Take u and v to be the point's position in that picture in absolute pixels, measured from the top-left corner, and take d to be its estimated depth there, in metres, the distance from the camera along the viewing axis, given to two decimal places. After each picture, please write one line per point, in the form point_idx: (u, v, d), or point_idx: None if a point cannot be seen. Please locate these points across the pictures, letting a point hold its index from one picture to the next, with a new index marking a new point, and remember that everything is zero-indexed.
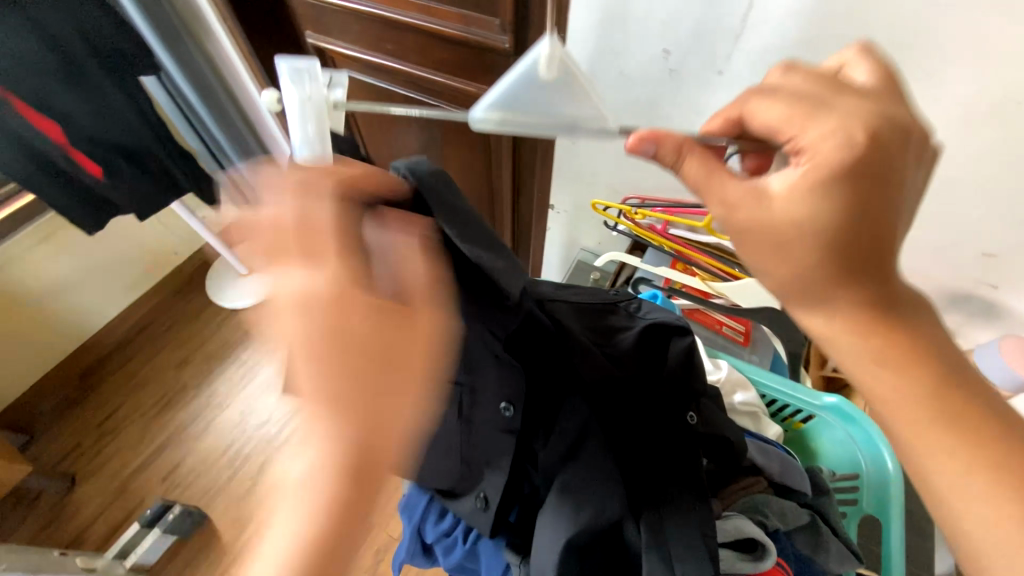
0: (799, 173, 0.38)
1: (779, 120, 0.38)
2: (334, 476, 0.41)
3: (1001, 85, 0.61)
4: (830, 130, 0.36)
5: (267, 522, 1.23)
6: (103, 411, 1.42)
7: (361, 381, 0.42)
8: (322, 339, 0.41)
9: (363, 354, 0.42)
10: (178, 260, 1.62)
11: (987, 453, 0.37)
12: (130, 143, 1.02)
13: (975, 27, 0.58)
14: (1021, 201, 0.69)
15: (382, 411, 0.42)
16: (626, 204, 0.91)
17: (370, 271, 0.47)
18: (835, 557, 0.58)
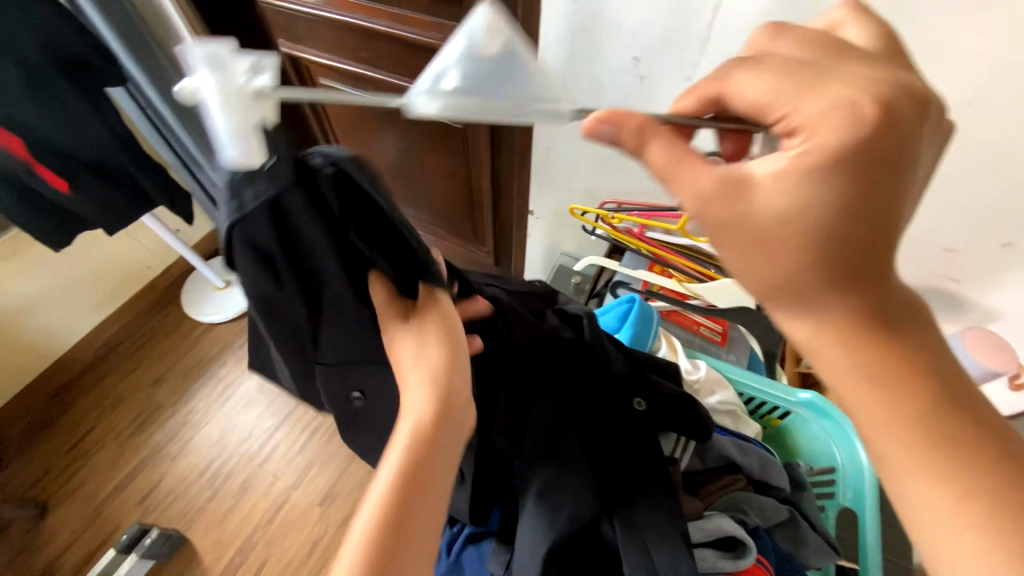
0: (787, 160, 0.36)
1: (762, 94, 0.36)
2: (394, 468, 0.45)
3: (961, 89, 0.65)
4: (830, 102, 0.34)
5: (250, 540, 1.20)
6: (74, 434, 1.36)
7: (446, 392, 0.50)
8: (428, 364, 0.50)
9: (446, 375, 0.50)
10: (151, 274, 1.58)
11: (947, 446, 0.39)
12: (96, 158, 1.00)
13: (939, 34, 0.62)
14: (980, 199, 0.73)
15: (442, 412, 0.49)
16: (603, 209, 0.92)
17: (308, 256, 0.46)
18: (814, 551, 0.59)
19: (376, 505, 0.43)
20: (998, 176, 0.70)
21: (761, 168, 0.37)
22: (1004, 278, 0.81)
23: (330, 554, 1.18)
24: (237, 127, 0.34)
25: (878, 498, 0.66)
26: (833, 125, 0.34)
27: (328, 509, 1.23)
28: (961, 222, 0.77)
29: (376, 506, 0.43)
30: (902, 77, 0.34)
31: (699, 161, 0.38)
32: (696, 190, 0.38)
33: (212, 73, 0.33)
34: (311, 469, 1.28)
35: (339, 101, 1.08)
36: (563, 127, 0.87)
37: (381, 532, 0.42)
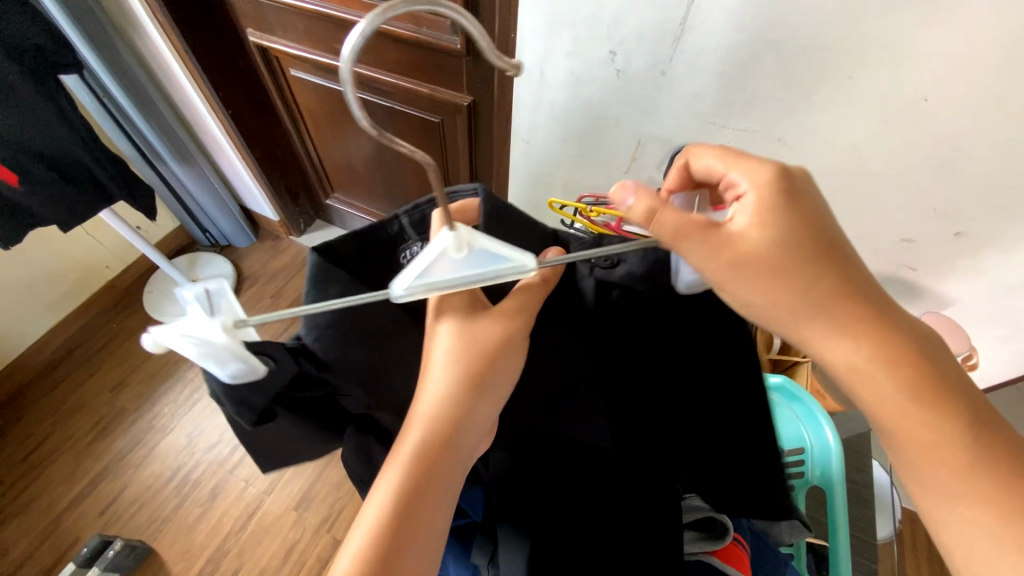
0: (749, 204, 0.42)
1: (713, 163, 0.45)
2: (403, 467, 0.44)
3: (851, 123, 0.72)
4: (750, 219, 0.41)
5: (222, 548, 1.16)
6: (29, 444, 1.28)
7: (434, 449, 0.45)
8: (412, 438, 0.45)
9: (444, 433, 0.46)
10: (111, 274, 1.50)
11: None
12: (51, 150, 0.94)
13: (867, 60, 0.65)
14: (943, 196, 0.69)
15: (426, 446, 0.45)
16: (581, 202, 0.92)
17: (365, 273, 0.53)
18: (787, 528, 0.62)
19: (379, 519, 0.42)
20: (967, 180, 0.66)
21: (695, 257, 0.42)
22: (962, 269, 0.76)
23: (307, 558, 1.15)
24: (224, 352, 0.39)
25: (843, 483, 0.70)
26: (773, 197, 0.41)
27: (305, 513, 1.19)
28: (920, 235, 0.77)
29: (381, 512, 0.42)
30: (770, 181, 0.41)
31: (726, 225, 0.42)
32: (754, 287, 0.42)
33: (197, 343, 0.37)
34: (285, 473, 1.24)
35: (311, 91, 1.14)
36: (540, 120, 0.87)
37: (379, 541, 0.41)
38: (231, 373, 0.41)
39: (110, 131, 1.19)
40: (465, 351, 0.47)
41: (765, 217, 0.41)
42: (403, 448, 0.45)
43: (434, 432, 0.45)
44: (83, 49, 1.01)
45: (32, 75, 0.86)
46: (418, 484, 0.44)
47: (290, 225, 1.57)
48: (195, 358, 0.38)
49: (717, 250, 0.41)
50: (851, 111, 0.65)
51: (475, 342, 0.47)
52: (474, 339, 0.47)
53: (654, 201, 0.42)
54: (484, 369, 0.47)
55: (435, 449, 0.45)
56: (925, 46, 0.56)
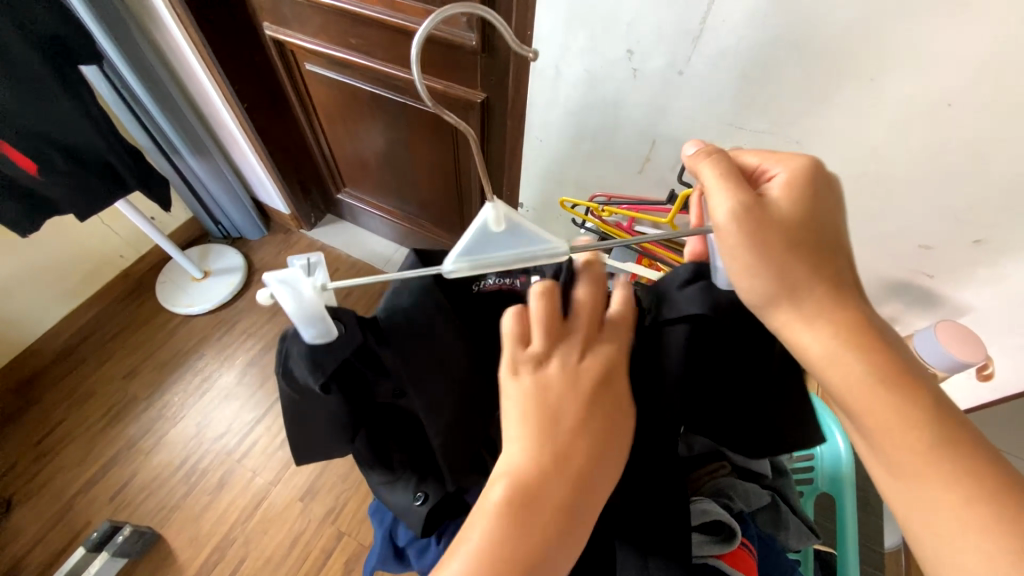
0: (787, 178, 0.42)
1: (751, 158, 0.46)
2: (510, 490, 0.37)
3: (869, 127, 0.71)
4: (785, 187, 0.42)
5: (228, 537, 1.18)
6: (43, 428, 1.31)
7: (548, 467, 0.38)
8: (522, 457, 0.38)
9: (556, 449, 0.38)
10: (124, 263, 1.53)
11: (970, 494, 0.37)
12: (70, 140, 0.96)
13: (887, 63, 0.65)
14: (963, 204, 0.68)
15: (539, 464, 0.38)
16: (593, 201, 0.92)
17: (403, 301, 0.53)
18: (794, 534, 0.62)
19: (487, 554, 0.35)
20: (989, 187, 0.65)
21: (720, 214, 0.41)
22: (979, 277, 0.75)
23: (311, 549, 1.16)
24: (313, 309, 0.41)
25: (854, 484, 0.69)
26: (808, 178, 0.42)
27: (310, 504, 1.21)
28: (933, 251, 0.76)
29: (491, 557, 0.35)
30: (810, 165, 0.43)
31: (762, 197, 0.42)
32: (768, 254, 0.40)
33: (293, 297, 0.40)
34: (291, 465, 1.26)
35: (324, 86, 1.15)
36: (553, 118, 0.86)
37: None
38: (311, 331, 0.43)
39: (127, 123, 1.20)
40: (569, 359, 0.41)
41: (796, 193, 0.42)
42: (500, 481, 0.37)
43: (547, 449, 0.38)
44: (103, 42, 1.03)
45: (54, 66, 0.87)
46: (530, 510, 0.36)
47: (301, 219, 1.58)
48: (289, 313, 0.41)
49: (742, 208, 0.41)
50: (870, 113, 0.64)
51: (574, 345, 0.42)
52: (577, 342, 0.42)
53: (705, 153, 0.44)
54: (593, 372, 0.41)
55: (554, 469, 0.37)
56: (949, 48, 0.55)
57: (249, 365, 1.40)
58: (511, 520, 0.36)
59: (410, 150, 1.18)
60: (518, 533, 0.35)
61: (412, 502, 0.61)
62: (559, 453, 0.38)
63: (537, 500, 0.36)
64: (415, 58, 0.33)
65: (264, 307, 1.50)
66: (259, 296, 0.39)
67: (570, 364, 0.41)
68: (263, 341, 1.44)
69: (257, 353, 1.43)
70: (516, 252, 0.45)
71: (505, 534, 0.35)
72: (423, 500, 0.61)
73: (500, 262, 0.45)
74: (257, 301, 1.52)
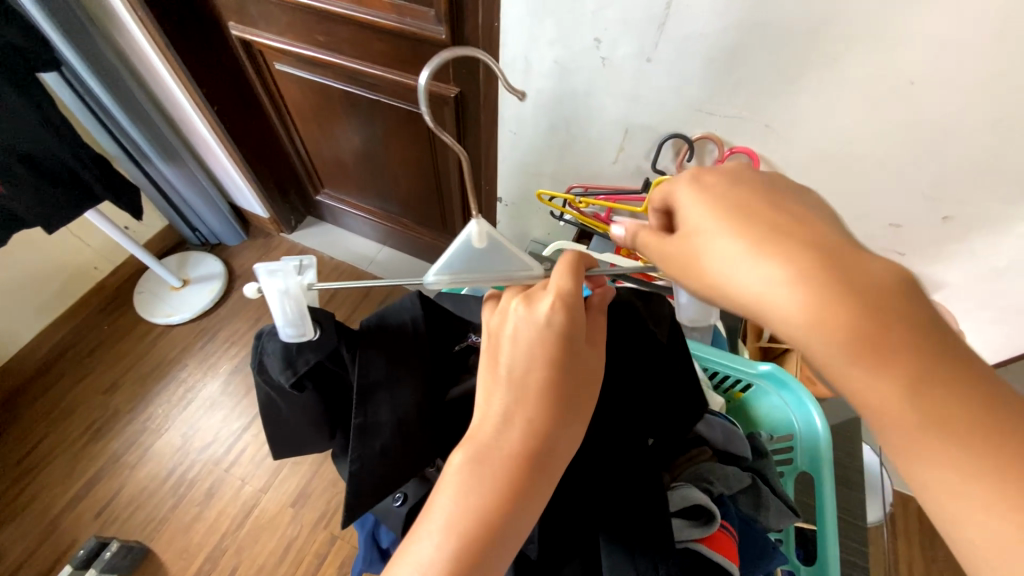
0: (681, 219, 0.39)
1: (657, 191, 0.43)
2: (472, 442, 0.40)
3: None
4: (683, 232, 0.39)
5: (219, 547, 1.16)
6: (23, 448, 1.28)
7: (507, 414, 0.40)
8: (484, 409, 0.41)
9: (516, 395, 0.41)
10: (100, 275, 1.49)
11: None
12: (32, 150, 0.93)
13: None
14: (930, 182, 0.69)
15: (494, 414, 0.40)
16: (570, 193, 0.92)
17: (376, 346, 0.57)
18: (775, 514, 0.63)
19: (455, 511, 0.37)
20: (953, 164, 0.66)
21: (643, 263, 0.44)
22: (950, 253, 0.76)
23: (305, 555, 1.15)
24: (296, 315, 0.49)
25: (832, 464, 0.69)
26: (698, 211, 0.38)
27: (301, 510, 1.20)
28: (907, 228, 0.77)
29: (481, 499, 0.37)
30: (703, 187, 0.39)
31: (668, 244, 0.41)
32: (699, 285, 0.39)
33: (280, 292, 0.46)
34: (282, 471, 1.24)
35: (295, 85, 1.13)
36: (527, 111, 0.86)
37: (482, 526, 0.36)
38: (290, 326, 0.49)
39: (93, 130, 1.17)
40: (524, 310, 0.43)
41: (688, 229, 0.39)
42: (461, 442, 0.40)
43: (506, 401, 0.41)
44: (62, 47, 0.99)
45: (10, 74, 0.84)
46: (492, 455, 0.39)
47: (281, 222, 1.56)
48: (274, 312, 0.48)
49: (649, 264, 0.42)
50: (837, 97, 0.65)
51: (531, 298, 0.44)
52: (535, 296, 0.44)
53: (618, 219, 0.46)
54: (549, 315, 0.42)
55: (509, 415, 0.40)
56: (911, 27, 0.56)
57: (234, 372, 1.38)
58: (475, 471, 0.38)
59: (387, 148, 1.17)
60: (484, 479, 0.38)
61: (394, 502, 0.62)
62: (515, 399, 0.41)
63: (496, 450, 0.39)
64: (421, 96, 0.43)
65: (246, 314, 1.48)
66: (249, 290, 0.45)
67: (526, 307, 0.43)
68: (246, 347, 1.42)
69: (240, 361, 1.41)
70: (494, 270, 0.53)
71: (470, 486, 0.38)
72: (403, 501, 0.62)
73: (479, 281, 0.54)
74: (239, 308, 1.49)
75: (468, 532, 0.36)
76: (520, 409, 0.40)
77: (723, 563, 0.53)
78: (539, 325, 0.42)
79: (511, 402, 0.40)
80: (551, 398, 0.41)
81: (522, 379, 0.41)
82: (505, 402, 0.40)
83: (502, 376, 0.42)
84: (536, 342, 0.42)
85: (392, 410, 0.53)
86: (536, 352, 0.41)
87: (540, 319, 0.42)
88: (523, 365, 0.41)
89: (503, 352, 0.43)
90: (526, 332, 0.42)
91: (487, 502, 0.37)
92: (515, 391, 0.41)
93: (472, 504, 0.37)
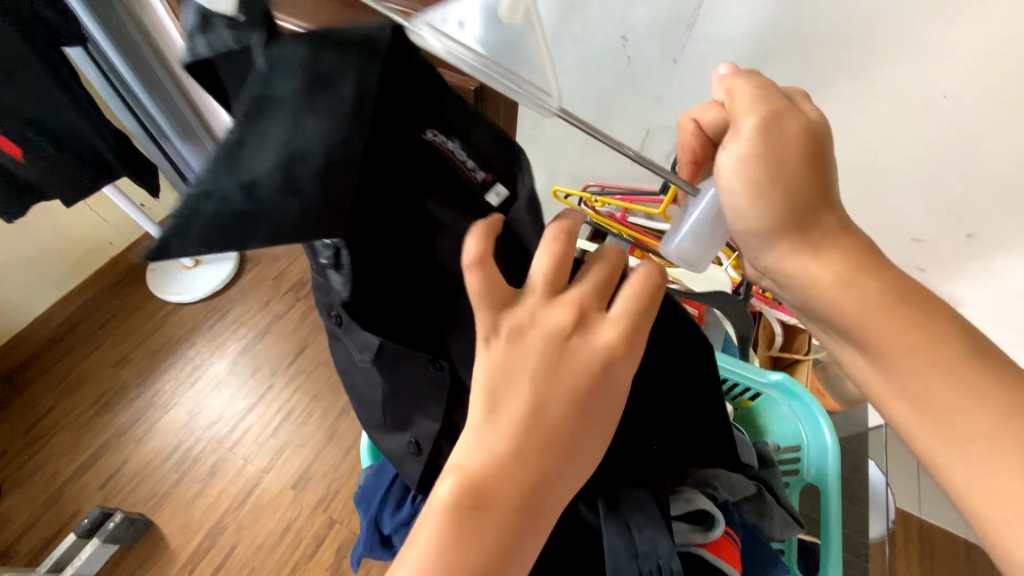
0: (802, 141, 0.38)
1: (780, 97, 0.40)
2: (467, 484, 0.34)
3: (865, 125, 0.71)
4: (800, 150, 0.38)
5: (219, 524, 1.18)
6: (32, 415, 1.30)
7: (520, 462, 0.34)
8: (491, 448, 0.34)
9: (536, 439, 0.35)
10: (114, 250, 1.51)
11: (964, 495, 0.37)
12: (56, 125, 0.93)
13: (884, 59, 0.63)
14: (957, 193, 0.70)
15: (506, 459, 0.34)
16: (586, 191, 0.93)
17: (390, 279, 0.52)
18: (777, 523, 0.62)
19: (432, 561, 0.33)
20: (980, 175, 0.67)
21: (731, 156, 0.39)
22: (970, 270, 0.77)
23: (303, 536, 1.16)
24: None
25: (839, 479, 0.70)
26: (809, 136, 0.38)
27: (302, 492, 1.21)
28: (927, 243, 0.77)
29: (466, 554, 0.33)
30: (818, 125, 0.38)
31: (782, 159, 0.38)
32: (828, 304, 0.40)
33: None
34: (284, 453, 1.25)
35: None
36: None
37: None
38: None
39: (112, 104, 1.17)
40: (582, 336, 0.36)
41: (799, 155, 0.38)
42: (450, 482, 0.34)
43: (523, 448, 0.34)
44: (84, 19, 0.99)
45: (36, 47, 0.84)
46: (488, 508, 0.34)
47: None
48: None
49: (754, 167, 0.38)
50: None
51: (591, 319, 0.37)
52: (591, 315, 0.37)
53: (756, 96, 0.39)
54: (602, 345, 0.36)
55: (525, 464, 0.34)
56: (941, 37, 0.59)
57: (241, 354, 1.39)
58: (465, 523, 0.33)
59: None
60: (477, 533, 0.33)
61: None
62: (533, 447, 0.35)
63: (497, 503, 0.34)
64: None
65: (257, 295, 1.49)
66: None
67: (577, 325, 0.36)
68: (255, 329, 1.43)
69: (249, 343, 1.42)
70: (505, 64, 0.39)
71: (454, 538, 0.33)
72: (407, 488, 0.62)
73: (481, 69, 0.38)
74: (249, 290, 1.50)
75: (443, 575, 0.33)
76: (535, 462, 0.35)
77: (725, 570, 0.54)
78: (593, 346, 0.36)
79: (526, 446, 0.35)
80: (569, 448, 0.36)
81: (549, 424, 0.35)
82: (522, 445, 0.34)
83: (498, 417, 0.34)
84: (577, 384, 0.35)
85: (296, 125, 0.35)
86: (572, 397, 0.35)
87: (593, 347, 0.36)
88: (554, 407, 0.35)
89: (540, 380, 0.35)
90: (572, 362, 0.36)
91: (484, 557, 0.33)
92: (522, 439, 0.34)
93: (453, 563, 0.33)
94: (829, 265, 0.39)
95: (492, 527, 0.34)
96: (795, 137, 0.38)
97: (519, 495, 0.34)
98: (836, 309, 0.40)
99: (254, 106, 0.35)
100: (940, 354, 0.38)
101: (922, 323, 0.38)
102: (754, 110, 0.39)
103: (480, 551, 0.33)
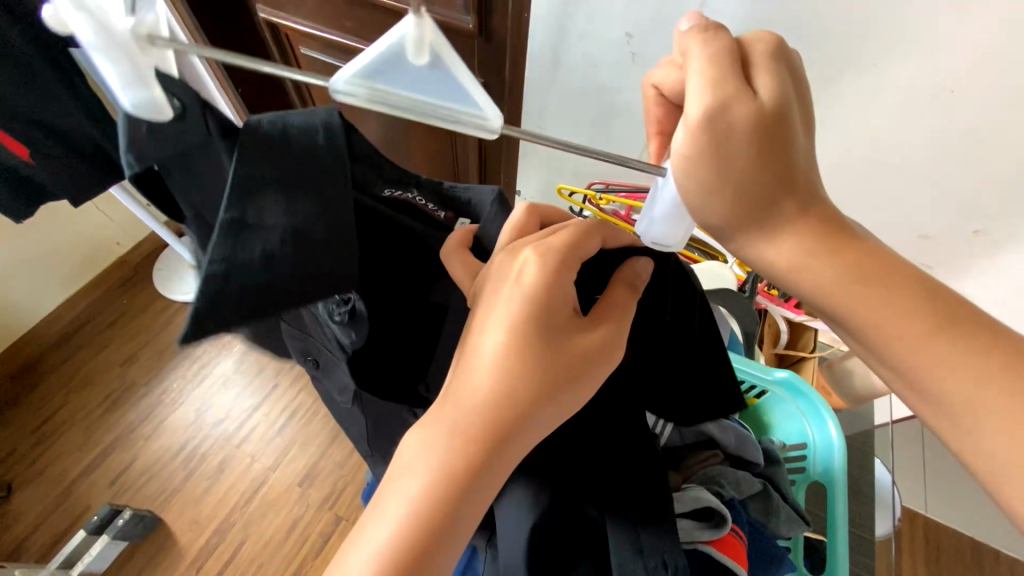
0: (754, 129, 0.33)
1: (741, 68, 0.34)
2: (432, 424, 0.38)
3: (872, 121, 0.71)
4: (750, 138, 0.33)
5: (227, 521, 1.19)
6: (42, 413, 1.32)
7: (471, 392, 0.38)
8: (449, 389, 0.39)
9: (484, 370, 0.38)
10: (122, 250, 1.52)
11: None
12: None
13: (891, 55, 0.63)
14: (965, 188, 0.71)
15: (462, 393, 0.38)
16: (591, 189, 0.97)
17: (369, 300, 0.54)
18: (785, 521, 0.63)
19: (408, 498, 0.35)
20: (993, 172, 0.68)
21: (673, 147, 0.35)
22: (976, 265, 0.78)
23: (310, 533, 1.17)
24: None
25: (846, 475, 0.70)
26: (764, 120, 0.33)
27: (308, 490, 1.22)
28: (934, 239, 0.79)
29: (436, 480, 0.35)
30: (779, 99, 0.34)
31: (724, 153, 0.34)
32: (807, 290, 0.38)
33: None
34: (290, 451, 1.26)
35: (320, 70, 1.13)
36: (551, 104, 0.86)
37: (439, 511, 0.34)
38: None
39: None
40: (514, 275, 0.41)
41: (747, 145, 0.33)
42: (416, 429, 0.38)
43: (473, 381, 0.38)
44: None
45: None
46: (454, 440, 0.36)
47: None
48: None
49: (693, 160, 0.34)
50: None
51: (519, 260, 0.42)
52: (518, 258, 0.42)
53: (710, 66, 0.33)
54: (529, 274, 0.40)
55: (477, 395, 0.38)
56: (951, 33, 0.59)
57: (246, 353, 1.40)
58: (434, 460, 0.36)
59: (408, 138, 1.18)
60: (446, 463, 0.36)
61: None
62: (480, 375, 0.38)
63: (462, 430, 0.36)
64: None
65: None
66: None
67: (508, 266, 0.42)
68: None
69: None
70: None
71: (425, 476, 0.35)
72: None
73: None
74: None
75: (423, 512, 0.34)
76: (487, 389, 0.38)
77: (733, 567, 0.53)
78: (524, 279, 0.40)
79: (476, 377, 0.38)
80: (522, 373, 0.38)
81: (491, 352, 0.39)
82: (474, 379, 0.38)
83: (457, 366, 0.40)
84: (514, 313, 0.39)
85: (286, 218, 0.37)
86: (513, 325, 0.39)
87: (525, 281, 0.40)
88: (495, 339, 0.39)
89: (485, 323, 0.40)
90: (510, 297, 0.40)
91: (456, 485, 0.35)
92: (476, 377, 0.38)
93: (429, 498, 0.35)
94: (785, 248, 0.37)
95: (457, 456, 0.36)
96: (743, 126, 0.33)
97: (479, 424, 0.37)
98: (804, 286, 0.38)
99: (235, 227, 0.35)
100: (958, 345, 0.35)
101: (922, 311, 0.35)
102: (698, 87, 0.33)
103: (448, 479, 0.35)
